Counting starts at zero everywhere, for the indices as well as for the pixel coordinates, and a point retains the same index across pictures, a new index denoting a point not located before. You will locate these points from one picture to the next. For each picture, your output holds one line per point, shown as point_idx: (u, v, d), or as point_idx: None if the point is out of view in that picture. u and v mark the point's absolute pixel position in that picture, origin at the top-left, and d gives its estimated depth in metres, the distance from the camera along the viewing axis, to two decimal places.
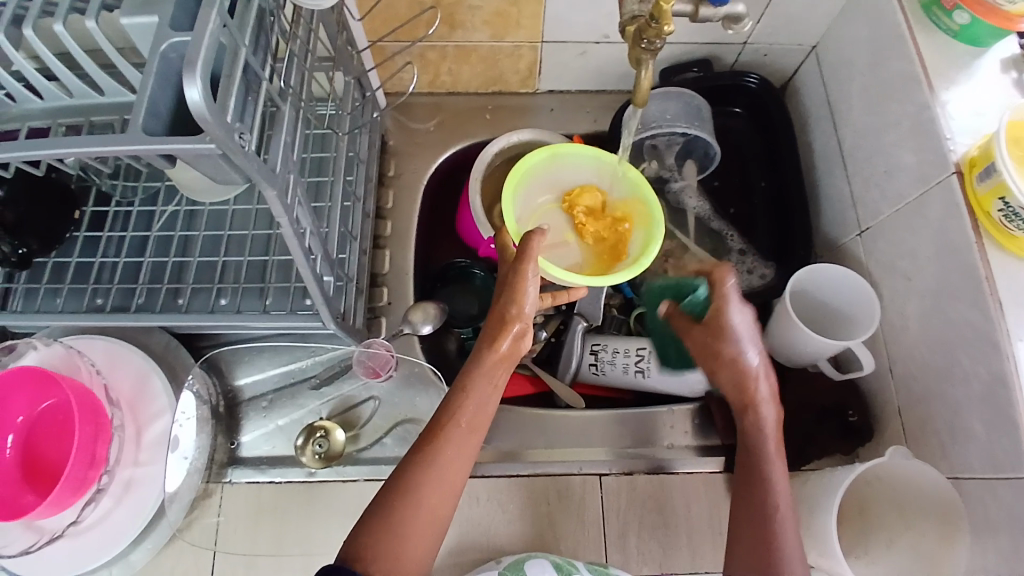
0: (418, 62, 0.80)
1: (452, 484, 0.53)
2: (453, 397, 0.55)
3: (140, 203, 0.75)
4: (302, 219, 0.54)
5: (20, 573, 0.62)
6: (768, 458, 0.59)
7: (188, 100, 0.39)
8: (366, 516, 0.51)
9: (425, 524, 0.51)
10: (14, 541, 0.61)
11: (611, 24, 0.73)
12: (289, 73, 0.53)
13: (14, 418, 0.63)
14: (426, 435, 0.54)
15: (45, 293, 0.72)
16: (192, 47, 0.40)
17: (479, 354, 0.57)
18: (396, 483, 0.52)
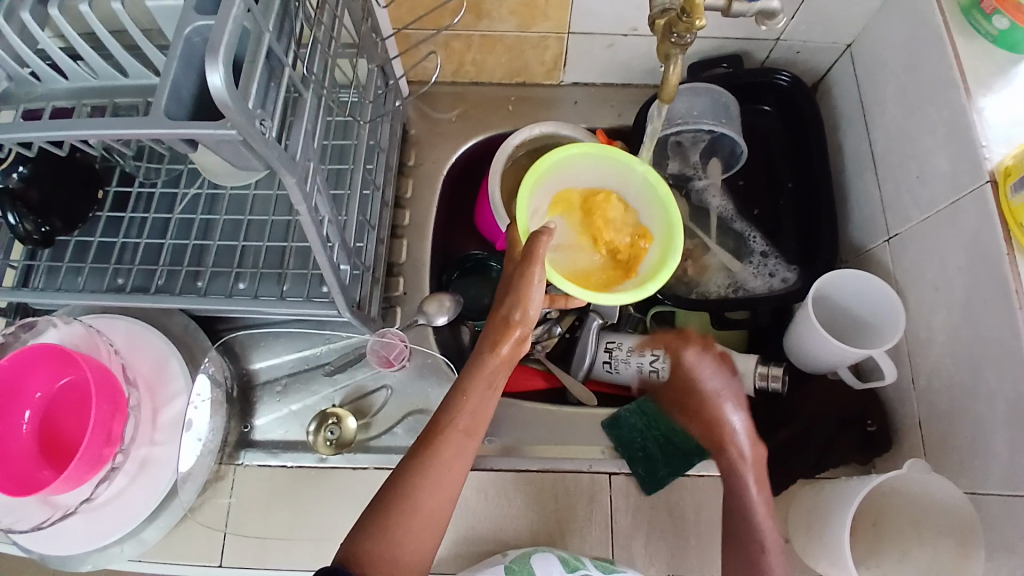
0: (443, 51, 0.79)
1: (453, 484, 0.53)
2: (452, 398, 0.55)
3: (163, 185, 0.75)
4: (321, 207, 0.54)
5: (37, 545, 0.64)
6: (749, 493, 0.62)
7: (210, 85, 0.39)
8: (364, 516, 0.51)
9: (423, 525, 0.51)
10: (27, 517, 0.61)
11: (640, 16, 0.72)
12: (312, 60, 0.53)
13: (32, 393, 0.65)
14: (425, 437, 0.54)
15: (67, 271, 0.73)
16: (216, 32, 0.40)
17: (480, 357, 0.56)
18: (398, 482, 0.52)
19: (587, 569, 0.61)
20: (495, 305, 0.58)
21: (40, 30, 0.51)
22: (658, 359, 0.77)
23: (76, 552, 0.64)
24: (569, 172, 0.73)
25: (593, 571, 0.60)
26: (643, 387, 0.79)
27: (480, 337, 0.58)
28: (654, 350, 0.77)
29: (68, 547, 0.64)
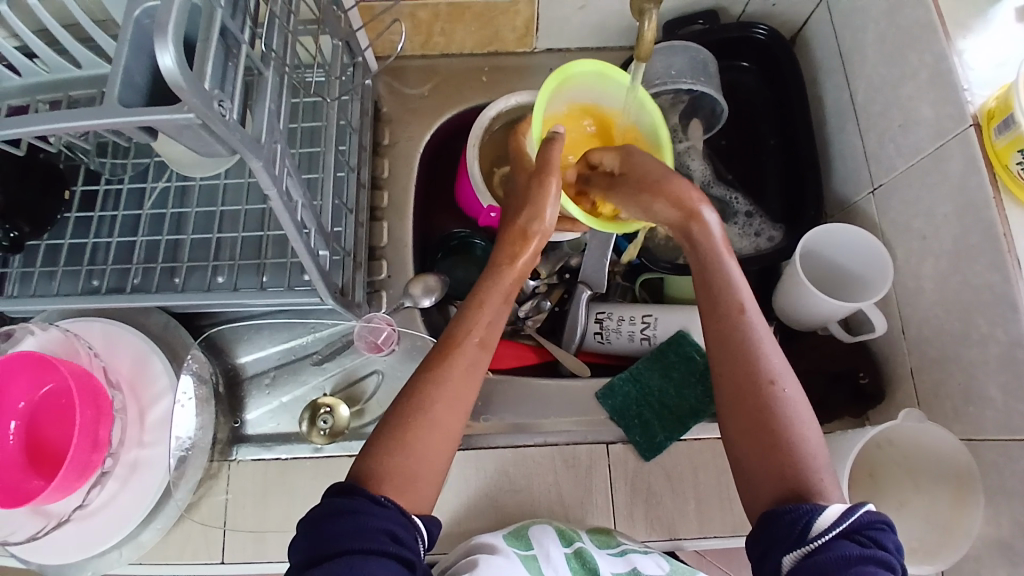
0: (409, 21, 0.76)
1: (465, 396, 0.54)
2: (468, 310, 0.57)
3: (130, 180, 0.73)
4: (293, 191, 0.52)
5: (30, 557, 0.62)
6: (765, 358, 0.53)
7: (162, 66, 0.36)
8: (369, 450, 0.51)
9: (439, 445, 0.52)
10: (22, 527, 0.60)
11: None
12: (271, 36, 0.50)
13: (15, 404, 0.63)
14: (441, 349, 0.56)
15: (40, 276, 0.70)
16: (162, 10, 0.38)
17: (497, 272, 0.59)
18: (403, 410, 0.52)
19: (582, 541, 0.61)
20: (508, 220, 0.61)
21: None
22: (649, 325, 0.75)
23: (74, 560, 0.63)
24: (589, 95, 0.69)
25: (588, 544, 0.61)
26: (636, 355, 0.77)
27: (498, 249, 0.61)
28: (645, 317, 0.75)
29: (64, 555, 0.62)
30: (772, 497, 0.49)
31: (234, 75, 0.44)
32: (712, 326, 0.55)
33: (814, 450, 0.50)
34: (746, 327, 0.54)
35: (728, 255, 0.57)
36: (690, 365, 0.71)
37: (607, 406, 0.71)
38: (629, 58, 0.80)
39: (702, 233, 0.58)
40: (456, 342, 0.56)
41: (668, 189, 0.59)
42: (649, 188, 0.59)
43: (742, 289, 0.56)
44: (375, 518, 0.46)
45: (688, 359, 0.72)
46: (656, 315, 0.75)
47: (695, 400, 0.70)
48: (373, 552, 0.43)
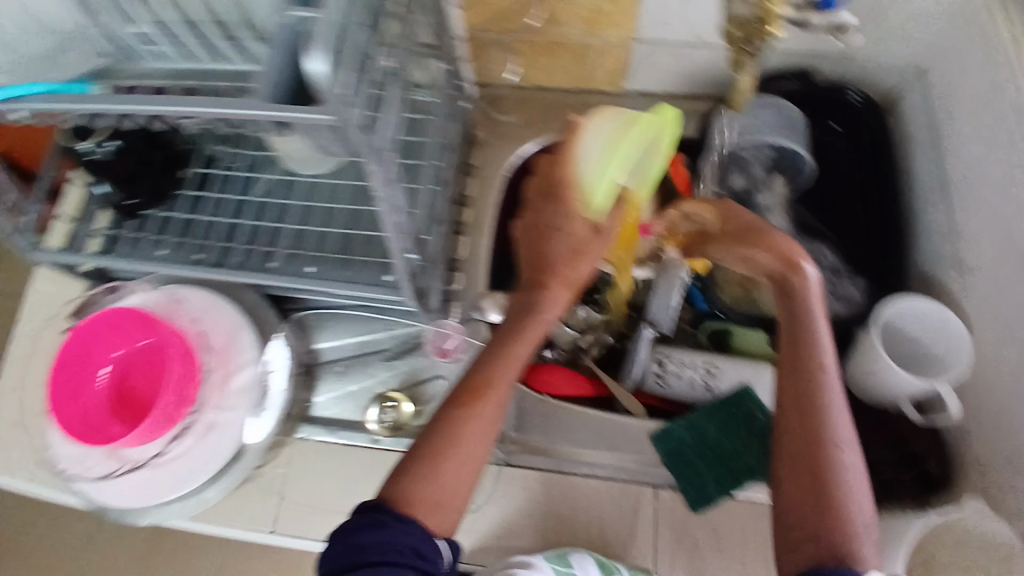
0: (509, 54, 0.79)
1: (491, 436, 0.56)
2: (500, 350, 0.57)
3: (239, 167, 0.79)
4: (395, 199, 0.55)
5: (95, 498, 0.66)
6: (835, 424, 0.52)
7: (313, 69, 0.41)
8: (411, 454, 0.54)
9: (470, 463, 0.54)
10: (95, 466, 0.66)
11: (710, 28, 0.72)
12: (397, 55, 0.54)
13: (112, 351, 0.69)
14: (471, 384, 0.56)
15: (148, 242, 0.76)
16: (321, 21, 0.42)
17: (533, 314, 0.58)
18: (441, 430, 0.54)
19: None
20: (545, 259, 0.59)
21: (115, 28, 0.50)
22: (712, 374, 0.74)
23: (132, 506, 0.66)
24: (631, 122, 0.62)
25: None
26: (694, 404, 0.75)
27: (532, 292, 0.59)
28: (708, 364, 0.74)
29: (125, 501, 0.66)
30: (809, 557, 0.49)
31: (378, 90, 0.49)
32: (790, 380, 0.55)
33: (863, 523, 0.50)
34: (823, 390, 0.53)
35: (823, 316, 0.57)
36: (750, 423, 0.69)
37: (660, 449, 0.68)
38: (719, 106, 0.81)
39: (803, 290, 0.57)
40: (492, 377, 0.56)
41: (772, 244, 0.59)
42: (750, 240, 0.60)
43: (827, 348, 0.56)
44: (396, 535, 0.49)
45: (749, 416, 0.70)
46: (720, 365, 0.74)
47: (753, 460, 0.68)
48: (397, 565, 0.47)
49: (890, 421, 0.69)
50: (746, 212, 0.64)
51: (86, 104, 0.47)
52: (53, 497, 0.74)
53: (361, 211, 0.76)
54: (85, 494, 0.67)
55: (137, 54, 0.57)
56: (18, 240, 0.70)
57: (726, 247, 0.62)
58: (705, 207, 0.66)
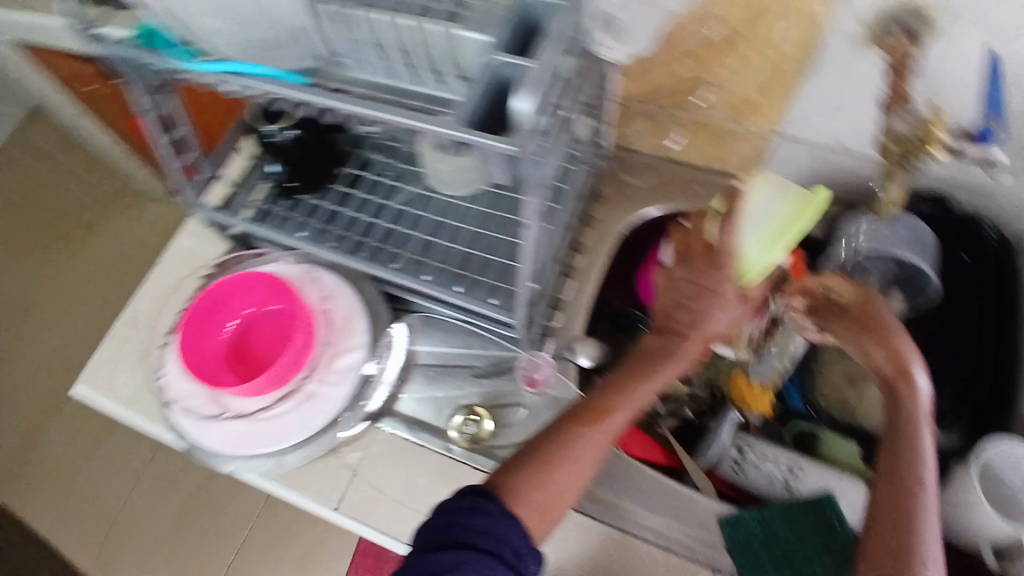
0: (652, 124, 0.83)
1: (595, 459, 0.59)
2: (623, 382, 0.62)
3: (389, 177, 0.84)
4: (533, 228, 0.59)
5: (189, 432, 0.73)
6: (923, 537, 0.52)
7: (518, 106, 0.46)
8: (520, 455, 0.59)
9: (574, 476, 0.58)
10: (201, 405, 0.74)
11: (856, 136, 0.74)
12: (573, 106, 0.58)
13: (243, 308, 0.77)
14: (590, 406, 0.61)
15: (292, 224, 0.82)
16: (532, 67, 0.47)
17: (659, 357, 0.64)
18: (555, 438, 0.59)
19: None
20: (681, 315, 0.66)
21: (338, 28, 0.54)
22: (794, 473, 0.73)
23: (219, 447, 0.73)
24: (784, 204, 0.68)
25: None
26: (770, 501, 0.73)
27: (667, 338, 0.65)
28: (792, 463, 0.73)
29: (216, 442, 0.73)
30: None
31: (551, 134, 0.52)
32: (884, 483, 0.56)
33: None
34: (917, 499, 0.53)
35: (928, 428, 0.57)
36: (828, 534, 0.66)
37: (726, 535, 0.68)
38: (855, 210, 0.81)
39: (911, 396, 0.58)
40: (611, 405, 0.61)
41: (890, 346, 0.60)
42: (870, 336, 0.61)
43: (929, 464, 0.55)
44: (499, 528, 0.52)
45: (829, 527, 0.67)
46: (804, 464, 0.73)
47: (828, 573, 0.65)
48: (489, 555, 0.50)
49: (965, 556, 0.68)
50: (880, 306, 0.63)
51: (311, 95, 0.54)
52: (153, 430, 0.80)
53: (485, 237, 0.79)
54: (181, 426, 0.73)
55: (346, 61, 0.59)
56: (189, 193, 0.77)
57: (841, 335, 0.63)
58: (846, 287, 0.65)
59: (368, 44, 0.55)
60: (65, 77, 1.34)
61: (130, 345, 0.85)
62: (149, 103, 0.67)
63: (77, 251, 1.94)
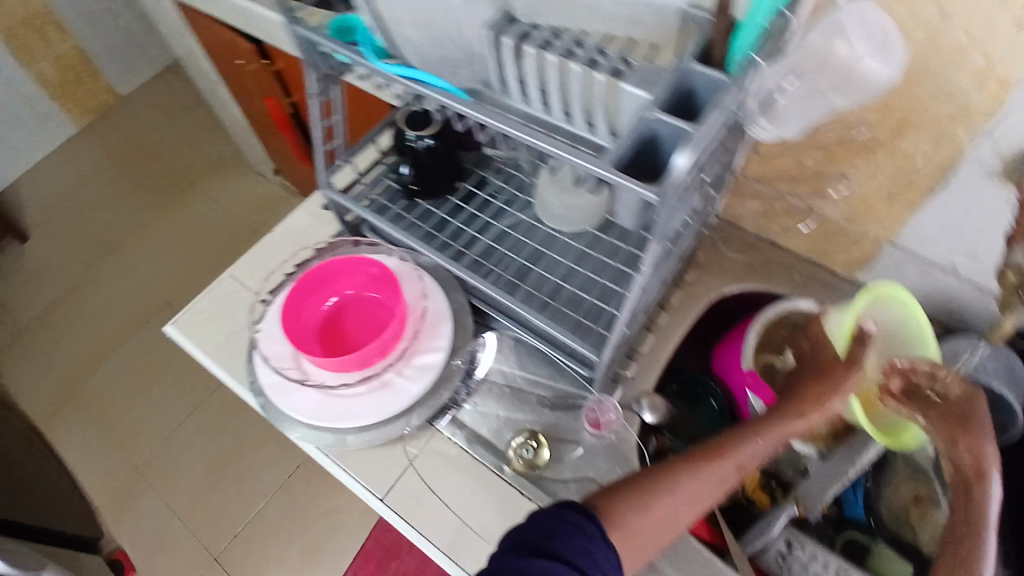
0: (763, 205, 0.85)
1: (709, 498, 0.61)
2: (745, 434, 0.65)
3: (501, 201, 0.90)
4: (645, 276, 0.61)
5: (267, 388, 0.78)
6: None
7: (674, 162, 0.48)
8: (628, 479, 0.60)
9: (681, 513, 0.59)
10: (284, 365, 0.78)
11: (972, 261, 0.73)
12: (712, 171, 0.60)
13: (345, 289, 0.83)
14: (710, 448, 0.63)
15: (405, 223, 0.87)
16: (696, 129, 0.49)
17: (784, 418, 0.66)
18: (663, 472, 0.61)
19: None
20: (810, 381, 0.68)
21: (511, 61, 0.58)
22: None
23: (287, 409, 0.76)
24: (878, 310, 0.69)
25: None
26: None
27: (789, 399, 0.68)
28: (841, 569, 0.71)
29: (288, 404, 0.76)
30: None
31: (689, 193, 0.54)
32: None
33: None
34: None
35: (994, 538, 0.60)
36: None
37: None
38: (959, 334, 0.78)
39: (981, 502, 0.61)
40: (728, 451, 0.63)
41: (977, 450, 0.62)
42: (962, 433, 0.62)
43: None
44: (594, 550, 0.52)
45: None
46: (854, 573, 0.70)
47: None
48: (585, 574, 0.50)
49: None
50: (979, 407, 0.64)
51: (483, 115, 0.58)
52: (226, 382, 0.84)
53: (580, 275, 0.82)
54: (263, 381, 0.78)
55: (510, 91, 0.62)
56: (323, 176, 0.81)
57: (938, 419, 0.63)
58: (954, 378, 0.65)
59: (533, 85, 0.60)
60: (208, 43, 1.44)
61: (224, 297, 0.89)
62: (317, 88, 0.70)
63: (186, 208, 2.30)
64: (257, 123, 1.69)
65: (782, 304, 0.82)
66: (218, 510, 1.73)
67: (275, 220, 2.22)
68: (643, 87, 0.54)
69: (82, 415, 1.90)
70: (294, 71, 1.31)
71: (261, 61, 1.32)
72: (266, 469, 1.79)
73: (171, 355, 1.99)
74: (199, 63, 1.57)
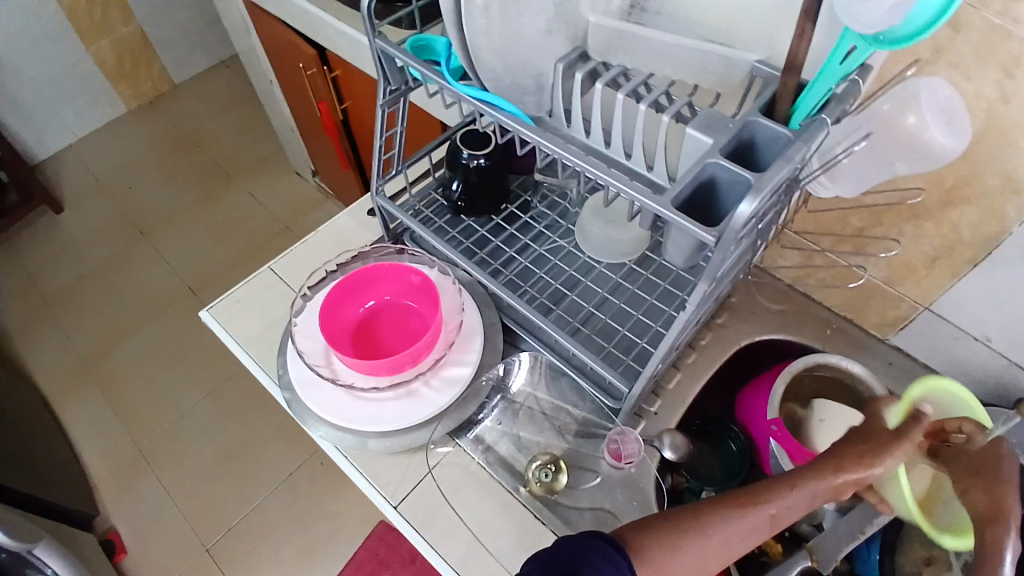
0: (802, 258, 0.87)
1: (733, 549, 0.59)
2: (776, 488, 0.61)
3: (544, 226, 0.91)
4: (688, 315, 0.61)
5: (297, 382, 0.79)
6: None
7: (739, 209, 0.49)
8: (651, 521, 0.59)
9: (705, 559, 0.58)
10: (316, 361, 0.79)
11: (1007, 334, 0.74)
12: (767, 221, 0.61)
13: (383, 294, 0.85)
14: (739, 497, 0.61)
15: (448, 237, 0.89)
16: (763, 178, 0.50)
17: (818, 472, 0.61)
18: (689, 517, 0.59)
19: None
20: (850, 440, 0.63)
21: (579, 95, 0.60)
22: None
23: (315, 406, 0.77)
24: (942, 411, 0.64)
25: None
26: None
27: (825, 455, 0.62)
28: None
29: (315, 401, 0.77)
30: None
31: (745, 238, 0.55)
32: None
33: None
34: None
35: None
36: None
37: None
38: (992, 406, 0.78)
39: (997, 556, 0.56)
40: (757, 502, 0.61)
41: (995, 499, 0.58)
42: (979, 483, 0.59)
43: None
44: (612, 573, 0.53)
45: None
46: None
47: None
48: None
49: None
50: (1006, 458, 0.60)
51: (549, 143, 0.58)
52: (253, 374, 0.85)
53: (613, 306, 0.83)
54: (294, 375, 0.79)
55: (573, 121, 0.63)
56: (376, 183, 0.83)
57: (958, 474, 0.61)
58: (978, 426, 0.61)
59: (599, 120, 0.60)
60: (270, 45, 1.49)
61: (262, 290, 0.91)
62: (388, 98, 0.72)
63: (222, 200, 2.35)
64: (304, 124, 1.74)
65: (810, 358, 0.84)
66: (216, 500, 1.73)
67: (306, 219, 2.26)
68: (704, 133, 0.56)
69: (95, 388, 1.93)
70: (352, 81, 1.35)
71: (321, 67, 1.36)
72: (269, 465, 1.79)
73: (189, 339, 2.02)
74: (257, 62, 1.63)
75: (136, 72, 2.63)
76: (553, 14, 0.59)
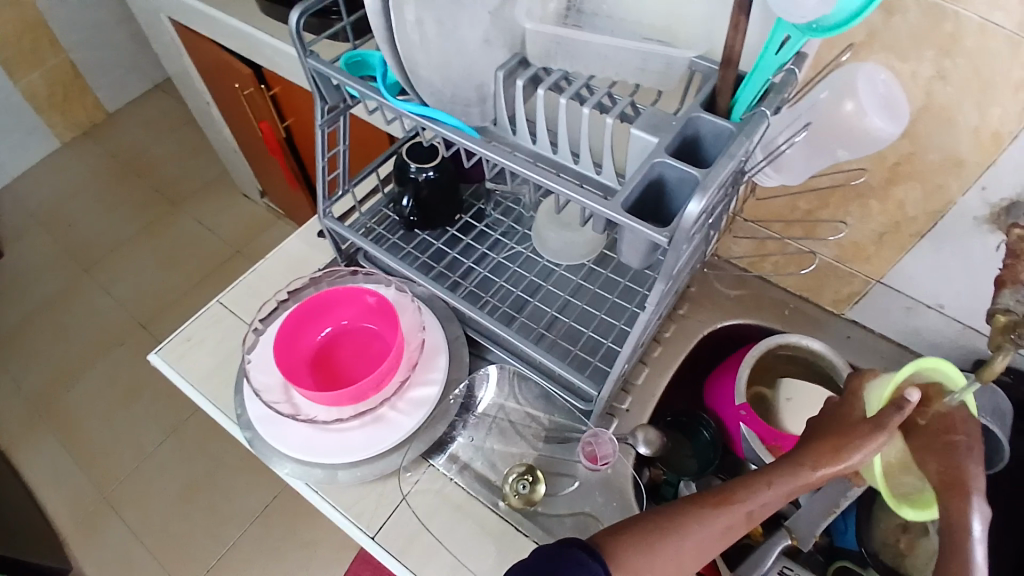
0: (755, 244, 0.88)
1: (712, 548, 0.58)
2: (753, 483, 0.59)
3: (500, 233, 0.90)
4: (648, 316, 0.61)
5: (257, 420, 0.75)
6: None
7: (687, 209, 0.48)
8: (628, 529, 0.58)
9: (687, 559, 0.57)
10: (274, 397, 0.75)
11: (957, 301, 0.76)
12: (717, 214, 0.61)
13: (340, 319, 0.82)
14: (717, 494, 0.60)
15: (402, 253, 0.87)
16: (709, 175, 0.49)
17: (795, 468, 0.58)
18: (668, 520, 0.58)
19: None
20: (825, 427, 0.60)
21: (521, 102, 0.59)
22: None
23: (277, 443, 0.74)
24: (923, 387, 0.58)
25: None
26: None
27: (804, 449, 0.59)
28: None
29: (278, 438, 0.74)
30: None
31: (698, 234, 0.54)
32: None
33: None
34: None
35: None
36: None
37: None
38: None
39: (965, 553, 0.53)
40: (735, 497, 0.59)
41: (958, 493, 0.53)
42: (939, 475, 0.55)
43: None
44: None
45: None
46: None
47: None
48: None
49: None
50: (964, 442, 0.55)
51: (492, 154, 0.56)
52: (211, 414, 0.81)
53: (576, 308, 0.82)
54: (253, 413, 0.76)
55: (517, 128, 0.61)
56: (323, 206, 0.80)
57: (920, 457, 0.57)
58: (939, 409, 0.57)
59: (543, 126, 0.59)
60: (203, 66, 1.44)
61: (212, 325, 0.87)
62: (325, 119, 0.69)
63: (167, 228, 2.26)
64: (247, 144, 1.68)
65: (771, 340, 0.84)
66: (188, 539, 1.66)
67: (258, 241, 2.20)
68: (650, 132, 0.56)
69: (48, 436, 1.82)
70: (292, 97, 1.31)
71: (259, 85, 1.32)
72: (240, 498, 1.72)
73: (145, 375, 1.93)
74: (191, 84, 1.56)
75: (67, 101, 2.50)
76: (489, 23, 0.58)
